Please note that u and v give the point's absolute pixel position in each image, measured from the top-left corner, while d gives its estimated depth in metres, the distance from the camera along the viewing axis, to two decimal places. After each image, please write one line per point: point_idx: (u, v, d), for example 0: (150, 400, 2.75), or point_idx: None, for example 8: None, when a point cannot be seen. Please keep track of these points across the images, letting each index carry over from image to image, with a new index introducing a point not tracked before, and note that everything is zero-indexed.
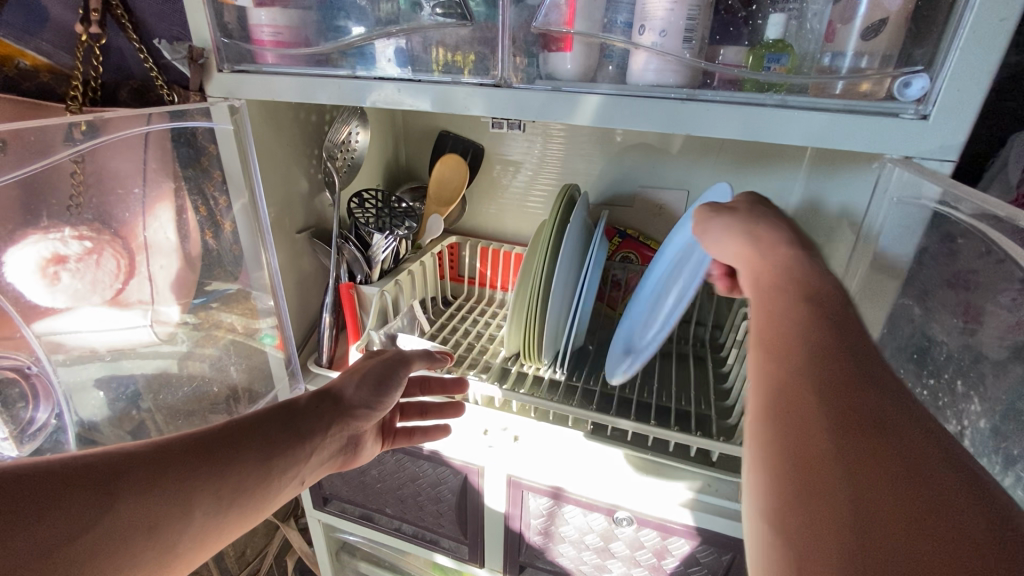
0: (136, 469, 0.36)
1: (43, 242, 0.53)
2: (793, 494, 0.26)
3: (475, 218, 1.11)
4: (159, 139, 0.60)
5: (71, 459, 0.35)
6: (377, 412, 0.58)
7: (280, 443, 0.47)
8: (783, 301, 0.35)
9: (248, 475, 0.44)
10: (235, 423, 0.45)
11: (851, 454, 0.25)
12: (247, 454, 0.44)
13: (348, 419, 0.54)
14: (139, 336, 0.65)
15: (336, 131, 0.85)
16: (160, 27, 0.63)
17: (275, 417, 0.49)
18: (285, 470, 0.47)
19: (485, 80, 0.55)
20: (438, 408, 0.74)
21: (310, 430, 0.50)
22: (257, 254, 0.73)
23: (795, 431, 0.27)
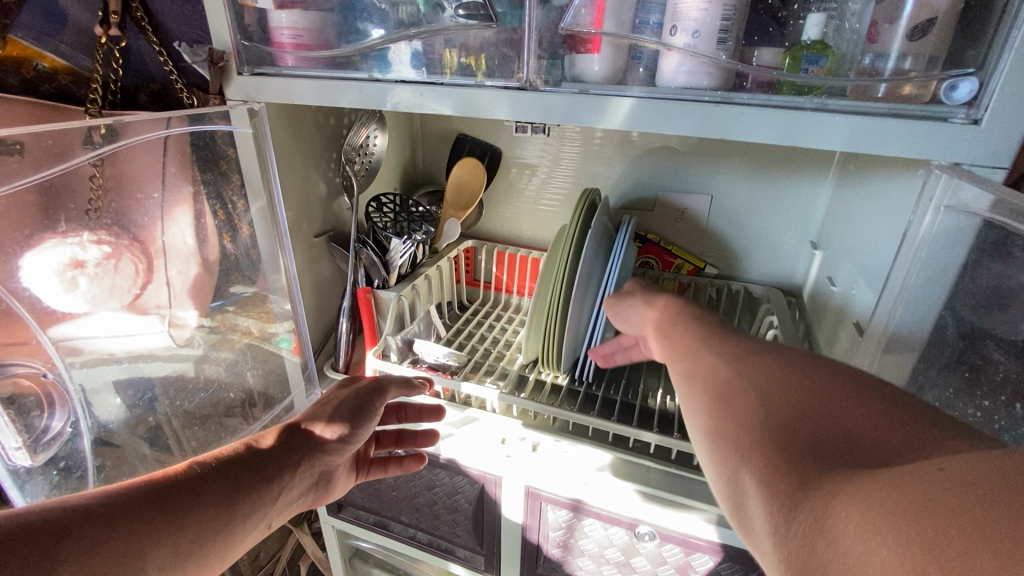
0: (80, 525, 0.35)
1: (62, 246, 0.53)
2: (758, 435, 0.32)
3: (492, 222, 1.09)
4: (178, 143, 0.60)
5: (8, 517, 0.33)
6: (350, 444, 0.57)
7: (244, 484, 0.46)
8: (703, 350, 0.44)
9: (211, 521, 0.42)
10: (197, 466, 0.44)
11: (780, 407, 0.33)
12: (210, 496, 0.43)
13: (319, 454, 0.54)
14: (156, 340, 0.65)
15: (355, 135, 0.84)
16: (180, 30, 0.62)
17: (239, 461, 0.47)
18: (250, 512, 0.45)
19: (508, 83, 0.53)
20: (414, 436, 0.73)
21: (277, 469, 0.49)
22: (274, 256, 0.72)
23: (742, 404, 0.35)
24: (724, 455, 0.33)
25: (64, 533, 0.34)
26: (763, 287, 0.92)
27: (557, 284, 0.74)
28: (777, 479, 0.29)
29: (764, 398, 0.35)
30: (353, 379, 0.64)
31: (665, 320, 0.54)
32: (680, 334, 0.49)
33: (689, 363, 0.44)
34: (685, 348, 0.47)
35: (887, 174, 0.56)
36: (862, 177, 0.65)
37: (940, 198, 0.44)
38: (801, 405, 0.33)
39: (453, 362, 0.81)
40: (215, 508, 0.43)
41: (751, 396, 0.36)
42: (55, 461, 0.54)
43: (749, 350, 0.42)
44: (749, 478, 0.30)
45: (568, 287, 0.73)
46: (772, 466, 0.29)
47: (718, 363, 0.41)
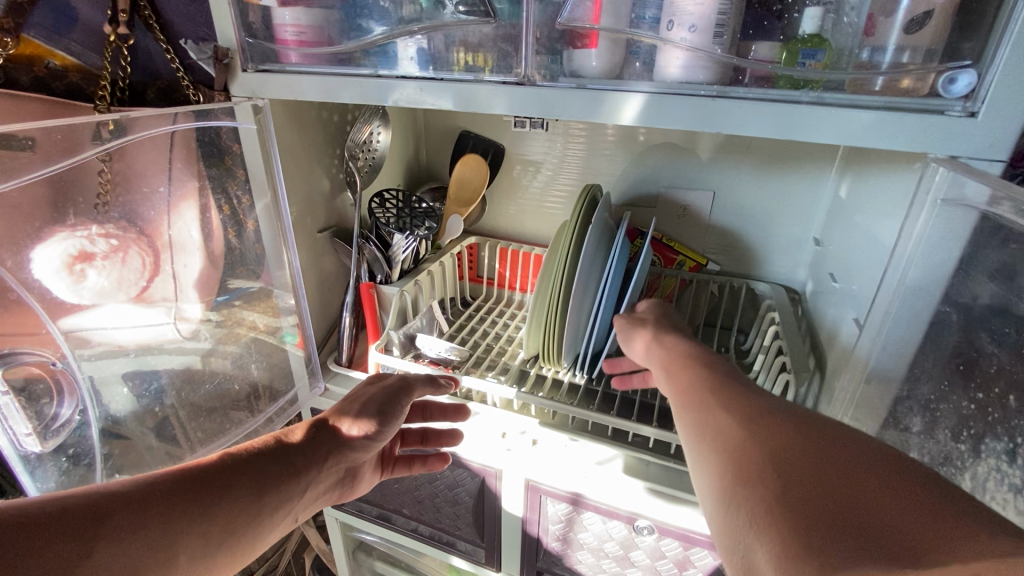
0: (119, 512, 0.36)
1: (70, 239, 0.54)
2: (771, 501, 0.31)
3: (495, 218, 1.10)
4: (184, 139, 0.61)
5: (50, 504, 0.34)
6: (378, 442, 0.57)
7: (272, 479, 0.47)
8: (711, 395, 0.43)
9: (238, 512, 0.43)
10: (228, 458, 0.45)
11: (795, 467, 0.32)
12: (239, 491, 0.44)
13: (346, 451, 0.54)
14: (163, 332, 0.66)
15: (358, 132, 0.85)
16: (186, 28, 0.63)
17: (268, 454, 0.48)
18: (277, 507, 0.46)
19: (507, 78, 0.54)
20: (438, 436, 0.73)
21: (305, 465, 0.50)
22: (279, 253, 0.75)
23: (753, 463, 0.34)
24: (740, 531, 0.32)
25: (101, 517, 0.35)
26: (765, 284, 0.92)
27: (558, 279, 0.75)
28: (798, 563, 0.27)
29: (778, 463, 0.33)
30: (377, 377, 0.63)
31: (673, 362, 0.52)
32: (689, 380, 0.47)
33: (696, 417, 0.43)
34: (690, 401, 0.45)
35: (887, 169, 0.56)
36: (863, 173, 0.65)
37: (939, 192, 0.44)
38: (818, 477, 0.31)
39: (455, 357, 0.82)
40: (244, 503, 0.44)
41: (765, 460, 0.34)
42: (63, 447, 0.55)
43: (762, 405, 0.40)
44: (766, 558, 0.29)
45: (569, 283, 0.74)
46: (791, 556, 0.28)
47: (728, 421, 0.39)
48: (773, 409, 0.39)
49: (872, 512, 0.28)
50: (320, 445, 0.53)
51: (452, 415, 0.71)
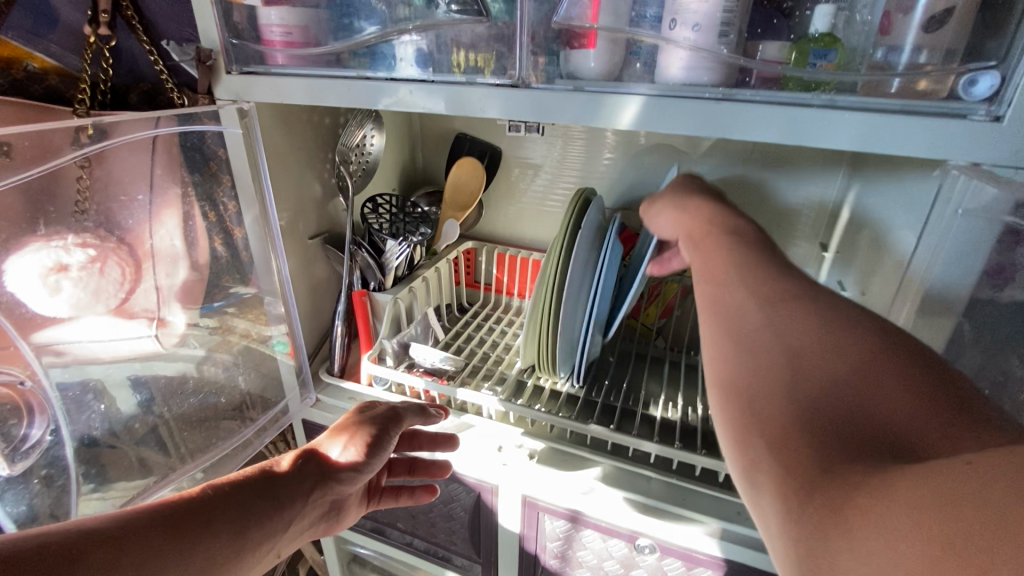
0: (94, 553, 0.33)
1: (45, 250, 0.51)
2: (780, 399, 0.32)
3: (492, 222, 1.07)
4: (168, 143, 0.59)
5: (26, 537, 0.32)
6: (365, 473, 0.54)
7: (255, 512, 0.44)
8: (728, 276, 0.42)
9: (216, 549, 0.40)
10: (211, 491, 0.43)
11: (809, 364, 0.33)
12: (220, 526, 0.41)
13: (335, 483, 0.51)
14: (144, 345, 0.63)
15: (350, 135, 0.83)
16: (170, 28, 0.61)
17: (251, 485, 0.46)
18: (261, 543, 0.43)
19: (501, 80, 0.51)
20: (428, 467, 0.69)
21: (289, 497, 0.47)
22: (267, 259, 0.72)
23: (765, 361, 0.34)
24: (739, 420, 0.33)
25: (74, 556, 0.33)
26: None
27: (552, 286, 0.72)
28: (794, 464, 0.28)
29: (793, 357, 0.33)
30: (368, 402, 0.62)
31: (699, 227, 0.50)
32: (716, 253, 0.45)
33: (712, 294, 0.41)
34: (710, 267, 0.44)
35: (902, 175, 0.53)
36: (873, 179, 0.63)
37: (963, 200, 0.42)
38: (831, 372, 0.31)
39: (449, 367, 0.80)
40: (226, 540, 0.41)
41: (781, 357, 0.34)
42: (34, 469, 0.53)
43: (783, 287, 0.38)
44: (765, 451, 0.30)
45: (561, 290, 0.71)
46: (788, 453, 0.29)
47: (750, 305, 0.38)
48: (801, 298, 0.37)
49: (878, 409, 0.29)
50: (308, 475, 0.50)
51: (442, 445, 0.67)
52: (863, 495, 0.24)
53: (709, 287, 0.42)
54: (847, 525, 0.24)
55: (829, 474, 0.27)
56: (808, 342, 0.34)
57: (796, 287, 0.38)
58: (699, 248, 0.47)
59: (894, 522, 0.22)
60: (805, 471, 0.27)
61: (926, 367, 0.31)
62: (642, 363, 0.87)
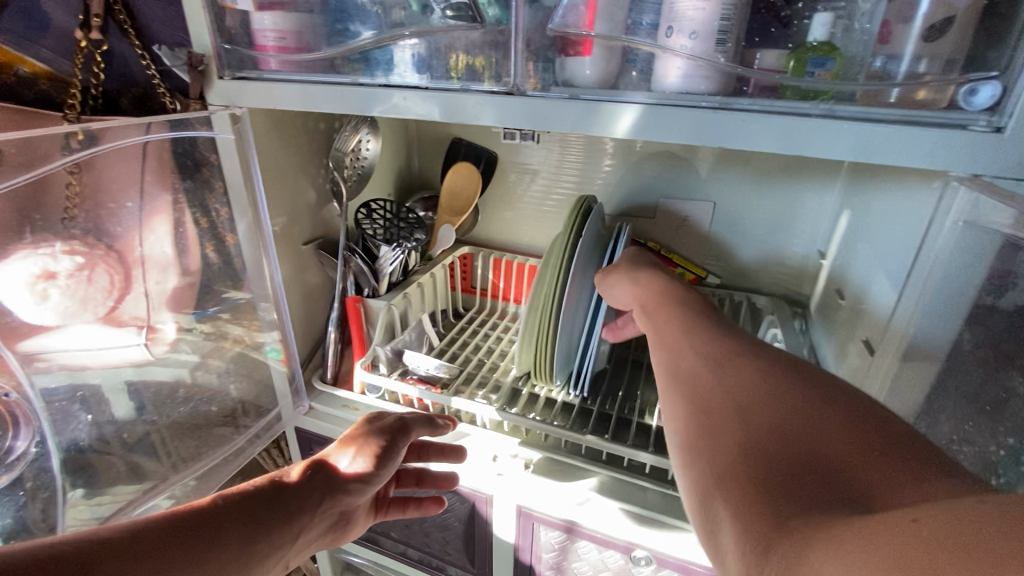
0: (103, 566, 0.32)
1: (31, 257, 0.50)
2: (736, 456, 0.32)
3: (488, 227, 1.07)
4: (158, 150, 0.58)
5: (27, 549, 0.30)
6: (373, 484, 0.54)
7: (266, 524, 0.42)
8: (684, 349, 0.44)
9: (232, 558, 0.38)
10: (224, 503, 0.41)
11: (761, 419, 0.33)
12: (232, 538, 0.39)
13: (344, 492, 0.51)
14: (132, 353, 0.61)
15: (345, 140, 0.82)
16: (161, 32, 0.60)
17: (262, 495, 0.44)
18: (271, 556, 0.41)
19: (496, 87, 0.51)
20: (435, 478, 0.68)
21: (300, 509, 0.46)
22: (261, 266, 0.71)
23: (722, 421, 0.35)
24: (702, 482, 0.32)
25: (82, 571, 0.31)
26: (766, 298, 0.90)
27: (548, 291, 0.72)
28: (752, 517, 0.28)
29: (746, 414, 0.34)
30: (376, 414, 0.61)
31: (652, 303, 0.54)
32: (672, 330, 0.47)
33: (671, 367, 0.44)
34: (668, 343, 0.47)
35: (901, 185, 0.53)
36: (873, 187, 0.62)
37: (959, 214, 0.41)
38: (780, 421, 0.32)
39: (444, 375, 0.79)
40: (237, 554, 0.39)
41: (733, 415, 0.35)
42: (19, 481, 0.52)
43: (736, 352, 0.41)
44: (726, 508, 0.29)
45: (557, 297, 0.71)
46: (747, 507, 0.28)
47: (703, 373, 0.40)
48: (747, 360, 0.39)
49: (831, 459, 0.29)
50: (320, 485, 0.49)
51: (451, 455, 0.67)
52: (817, 541, 0.24)
53: (668, 361, 0.44)
54: (805, 562, 0.23)
55: (785, 525, 0.26)
56: (757, 399, 0.35)
57: (744, 353, 0.40)
58: (657, 326, 0.50)
59: (851, 563, 0.21)
60: (762, 522, 0.27)
61: (873, 415, 0.32)
62: (638, 371, 0.86)
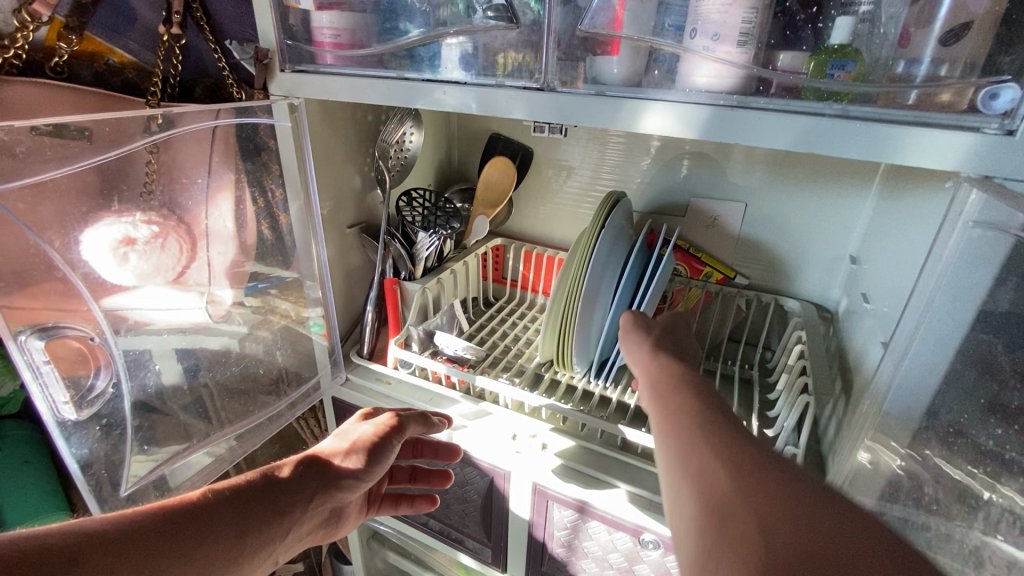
0: (96, 553, 0.38)
1: (116, 225, 0.58)
2: (725, 543, 0.31)
3: (522, 221, 1.11)
4: (225, 134, 0.65)
5: (32, 537, 0.36)
6: (363, 482, 0.60)
7: (256, 517, 0.49)
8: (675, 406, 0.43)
9: (224, 547, 0.45)
10: (214, 494, 0.48)
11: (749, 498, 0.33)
12: (221, 529, 0.46)
13: (331, 490, 0.57)
14: (194, 316, 0.69)
15: (390, 132, 0.87)
16: (233, 28, 0.67)
17: (251, 487, 0.52)
18: (259, 545, 0.48)
19: (528, 84, 0.54)
20: (427, 475, 0.77)
21: (290, 504, 0.53)
22: (308, 246, 0.78)
23: (712, 490, 0.34)
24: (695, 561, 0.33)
25: (77, 556, 0.37)
26: (796, 301, 0.89)
27: (572, 279, 0.75)
28: None
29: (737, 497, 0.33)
30: (371, 413, 0.69)
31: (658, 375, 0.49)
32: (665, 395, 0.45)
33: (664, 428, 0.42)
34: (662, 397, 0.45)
35: (933, 188, 0.53)
36: (907, 193, 0.62)
37: (972, 214, 0.41)
38: (775, 506, 0.32)
39: (470, 356, 0.84)
40: (225, 544, 0.46)
41: (725, 496, 0.34)
42: (97, 416, 0.58)
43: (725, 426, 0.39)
44: None
45: (580, 286, 0.74)
46: None
47: (694, 441, 0.38)
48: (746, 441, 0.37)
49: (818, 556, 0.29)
50: (308, 482, 0.56)
51: (443, 455, 0.72)
52: None
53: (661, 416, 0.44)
54: None
55: None
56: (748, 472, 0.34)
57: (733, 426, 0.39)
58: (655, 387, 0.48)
59: None
60: None
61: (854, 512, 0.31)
62: None
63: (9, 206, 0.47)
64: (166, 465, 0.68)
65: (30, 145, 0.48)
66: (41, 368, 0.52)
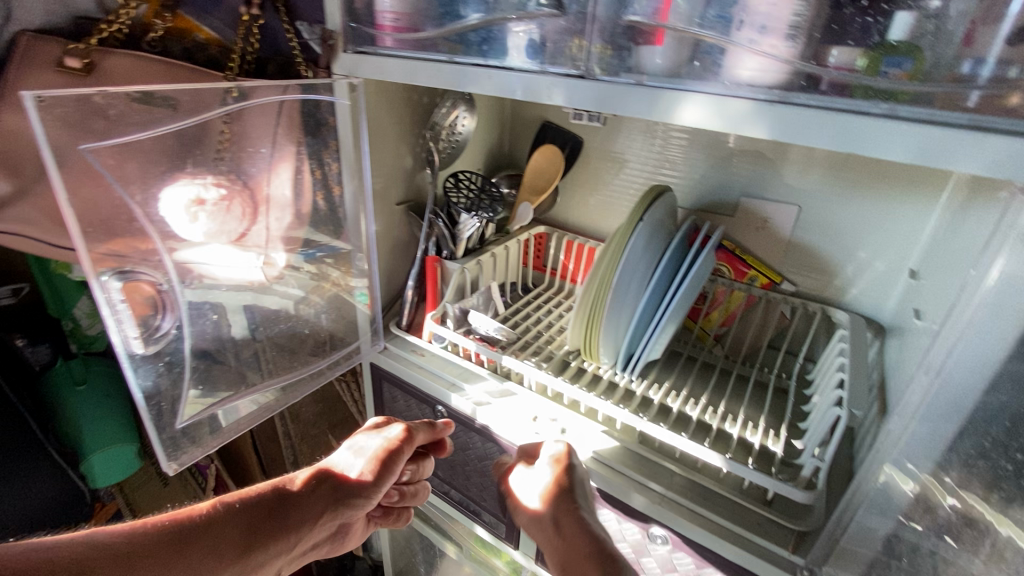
0: (135, 549, 0.50)
1: (190, 185, 0.64)
2: None
3: (566, 211, 1.11)
4: (290, 109, 0.70)
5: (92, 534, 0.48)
6: (368, 500, 0.69)
7: (266, 526, 0.61)
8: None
9: (231, 557, 0.57)
10: (234, 506, 0.60)
11: None
12: (234, 536, 0.58)
13: (336, 505, 0.68)
14: (251, 275, 0.74)
15: (443, 115, 0.91)
16: (303, 10, 0.72)
17: (267, 502, 0.63)
18: (267, 551, 0.60)
19: (569, 71, 0.55)
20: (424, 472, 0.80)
21: (296, 518, 0.64)
22: (358, 219, 0.83)
23: None
24: None
25: (122, 553, 0.48)
26: (844, 313, 0.84)
27: (604, 269, 0.76)
28: None
29: None
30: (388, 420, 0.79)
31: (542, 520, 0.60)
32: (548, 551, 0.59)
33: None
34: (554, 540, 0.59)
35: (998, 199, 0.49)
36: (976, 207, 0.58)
37: None
38: None
39: (501, 337, 0.86)
40: (236, 549, 0.57)
41: None
42: (161, 354, 0.65)
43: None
44: None
45: (612, 278, 0.74)
46: None
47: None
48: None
49: None
50: (316, 501, 0.66)
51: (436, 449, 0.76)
52: None
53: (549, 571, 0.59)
54: None
55: None
56: None
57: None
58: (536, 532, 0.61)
59: None
60: None
61: None
62: (690, 366, 0.87)
63: (105, 159, 0.54)
64: (213, 409, 0.74)
65: (121, 109, 0.55)
66: (117, 305, 0.58)
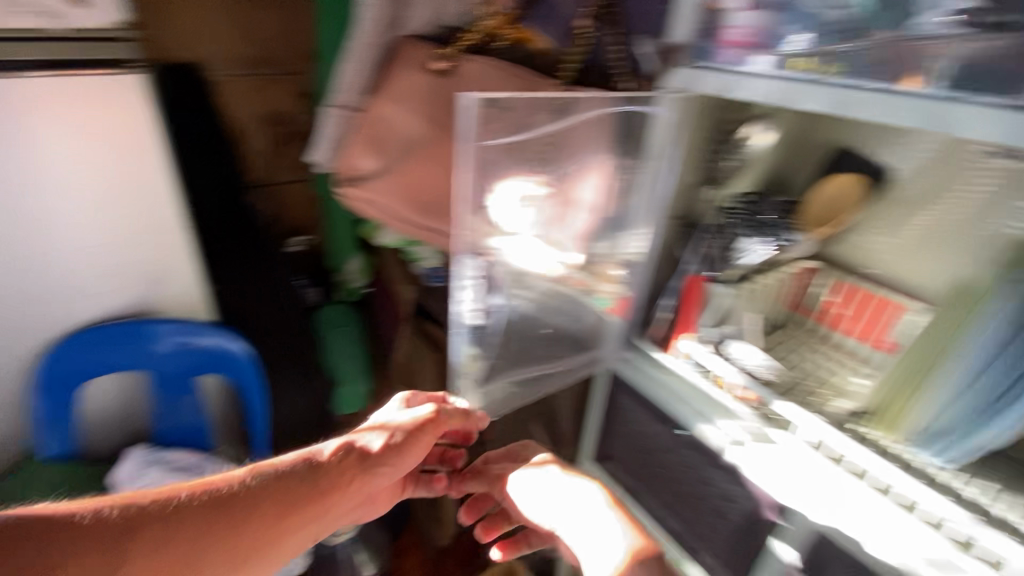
0: (153, 525, 0.50)
1: (524, 181, 0.71)
2: None
3: (854, 245, 0.88)
4: (611, 119, 0.73)
5: (106, 513, 0.48)
6: (391, 472, 0.69)
7: (295, 499, 0.59)
8: None
9: (292, 502, 0.59)
10: (269, 475, 0.59)
11: None
12: (264, 511, 0.56)
13: (365, 476, 0.66)
14: (552, 268, 0.79)
15: (739, 132, 0.85)
16: (641, 24, 0.75)
17: (304, 472, 0.62)
18: (297, 519, 0.58)
19: (995, 100, 0.47)
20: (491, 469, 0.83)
21: (325, 487, 0.62)
22: (640, 230, 0.86)
23: None
24: None
25: (135, 531, 0.48)
26: None
27: (941, 332, 0.66)
28: None
29: None
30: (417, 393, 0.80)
31: None
32: None
33: None
34: None
35: None
36: None
37: None
38: None
39: (769, 376, 0.79)
40: (264, 518, 0.56)
41: None
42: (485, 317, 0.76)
43: None
44: None
45: (954, 345, 0.63)
46: None
47: None
48: None
49: None
50: (338, 474, 0.64)
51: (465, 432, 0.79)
52: None
53: None
54: None
55: None
56: None
57: None
58: None
59: None
60: None
61: None
62: None
63: (486, 153, 0.65)
64: (495, 376, 0.84)
65: (497, 112, 0.63)
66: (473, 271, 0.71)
